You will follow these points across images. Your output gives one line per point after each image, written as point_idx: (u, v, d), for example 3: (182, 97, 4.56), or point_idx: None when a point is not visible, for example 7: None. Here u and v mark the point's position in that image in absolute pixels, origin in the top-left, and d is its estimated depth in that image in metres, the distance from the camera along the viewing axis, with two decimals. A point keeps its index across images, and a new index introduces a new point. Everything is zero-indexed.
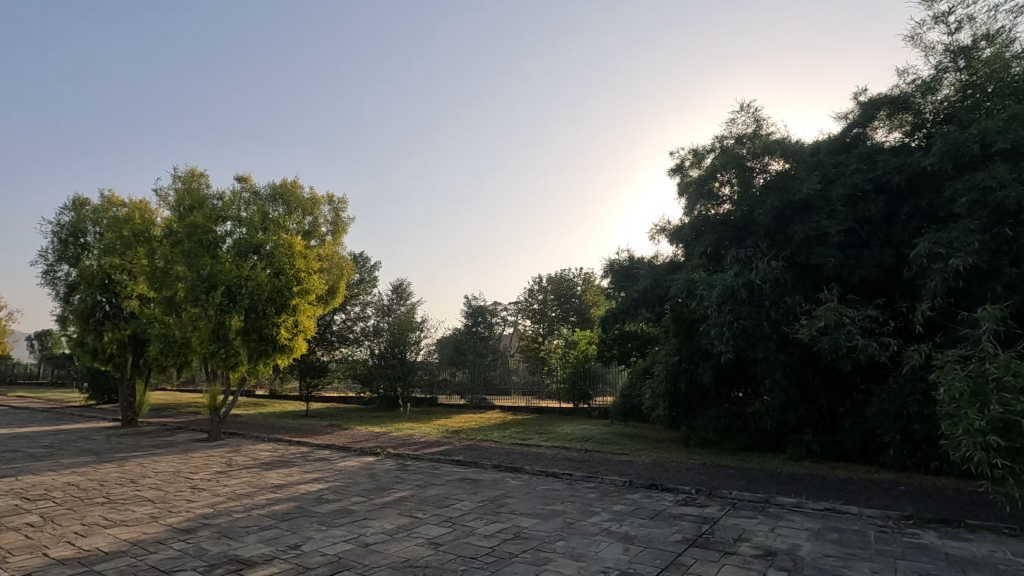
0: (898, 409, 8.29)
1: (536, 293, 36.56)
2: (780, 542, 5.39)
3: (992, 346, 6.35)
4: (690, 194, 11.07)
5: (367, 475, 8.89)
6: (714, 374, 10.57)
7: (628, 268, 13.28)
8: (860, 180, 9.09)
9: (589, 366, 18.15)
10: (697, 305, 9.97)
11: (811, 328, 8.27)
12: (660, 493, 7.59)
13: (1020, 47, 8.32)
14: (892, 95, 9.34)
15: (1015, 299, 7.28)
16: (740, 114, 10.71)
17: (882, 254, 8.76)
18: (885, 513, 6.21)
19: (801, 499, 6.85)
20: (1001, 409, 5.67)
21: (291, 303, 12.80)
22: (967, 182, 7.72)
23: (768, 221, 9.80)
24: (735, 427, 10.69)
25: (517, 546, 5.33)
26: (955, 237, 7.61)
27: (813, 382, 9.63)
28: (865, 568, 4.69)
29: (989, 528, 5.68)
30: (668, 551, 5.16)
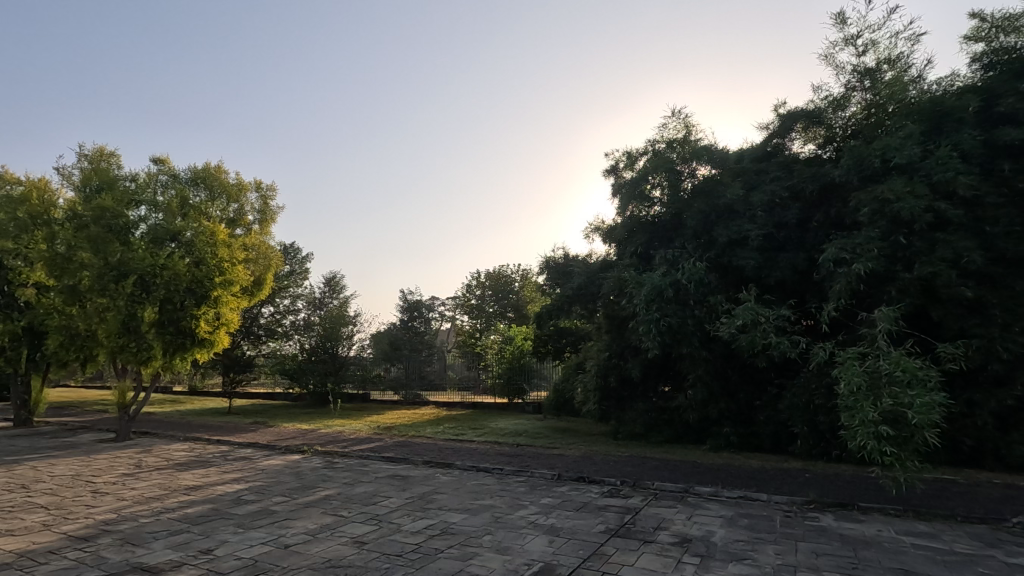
0: (806, 402, 8.92)
1: (474, 289, 36.64)
2: (696, 530, 5.67)
3: (885, 344, 6.94)
4: (623, 194, 11.35)
5: (291, 474, 8.58)
6: (642, 369, 10.97)
7: (564, 265, 13.50)
8: (777, 188, 9.68)
9: (524, 361, 18.36)
10: (628, 303, 10.33)
11: (730, 326, 8.74)
12: (587, 485, 7.80)
13: (916, 72, 9.15)
14: (808, 109, 10.01)
15: (908, 301, 7.98)
16: (672, 119, 11.14)
17: (796, 257, 9.36)
18: (791, 499, 6.68)
19: (717, 488, 7.23)
20: (891, 402, 6.22)
21: (212, 295, 12.07)
22: (870, 193, 8.38)
23: (695, 223, 10.25)
24: (661, 420, 11.15)
25: (443, 541, 5.30)
26: (858, 243, 8.25)
27: (733, 377, 10.16)
28: (771, 551, 5.02)
29: (878, 510, 6.24)
30: (591, 542, 5.30)
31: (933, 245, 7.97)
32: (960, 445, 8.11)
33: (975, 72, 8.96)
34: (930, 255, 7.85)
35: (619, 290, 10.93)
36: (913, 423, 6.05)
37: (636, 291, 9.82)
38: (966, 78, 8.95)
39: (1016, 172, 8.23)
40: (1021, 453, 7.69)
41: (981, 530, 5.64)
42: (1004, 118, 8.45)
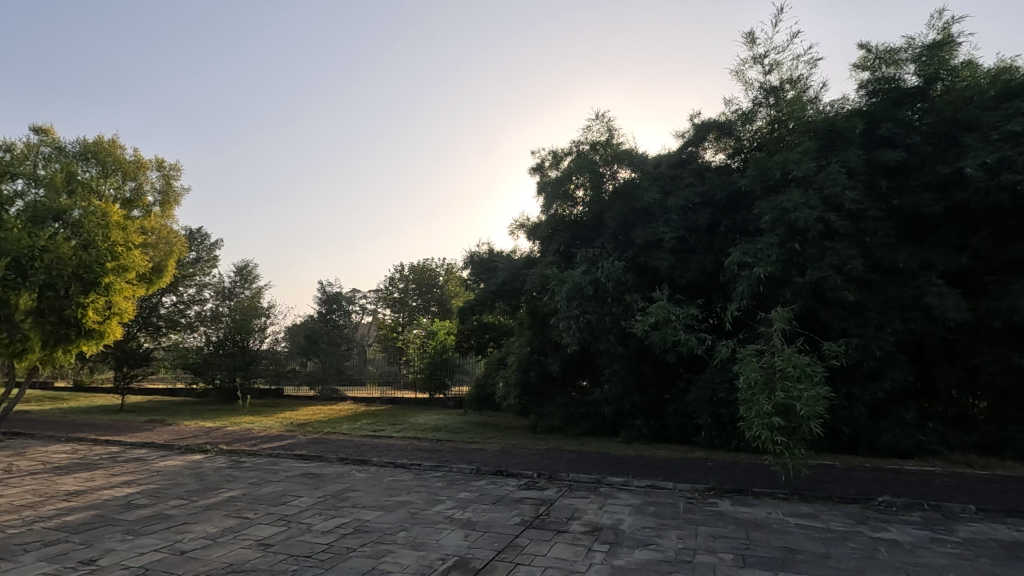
0: (710, 396, 9.52)
1: (397, 282, 35.96)
2: (607, 518, 5.90)
3: (780, 342, 7.53)
4: (548, 193, 11.57)
5: (191, 475, 8.01)
6: (561, 364, 11.24)
7: (488, 261, 13.51)
8: (691, 193, 10.21)
9: (446, 356, 18.27)
10: (549, 300, 10.54)
11: (644, 323, 9.14)
12: (505, 478, 7.89)
13: (813, 93, 9.98)
14: (719, 121, 10.66)
15: (800, 303, 8.72)
16: (596, 122, 11.47)
17: (705, 260, 9.94)
18: (694, 487, 7.12)
19: (628, 478, 7.57)
20: (783, 395, 6.76)
21: (102, 282, 10.90)
22: (771, 203, 9.06)
23: (615, 224, 10.62)
24: (578, 413, 11.50)
25: (356, 540, 5.17)
26: (759, 249, 8.90)
27: (645, 371, 10.62)
28: (674, 536, 5.33)
29: (769, 494, 6.79)
30: (507, 534, 5.38)
31: (823, 253, 8.76)
32: (840, 433, 8.99)
33: (861, 97, 9.90)
34: (820, 262, 8.62)
35: (541, 287, 11.12)
36: (801, 414, 6.62)
37: (558, 288, 10.04)
38: (855, 102, 9.86)
39: (892, 189, 9.22)
40: (888, 440, 8.66)
41: (854, 509, 6.28)
42: (884, 141, 9.41)
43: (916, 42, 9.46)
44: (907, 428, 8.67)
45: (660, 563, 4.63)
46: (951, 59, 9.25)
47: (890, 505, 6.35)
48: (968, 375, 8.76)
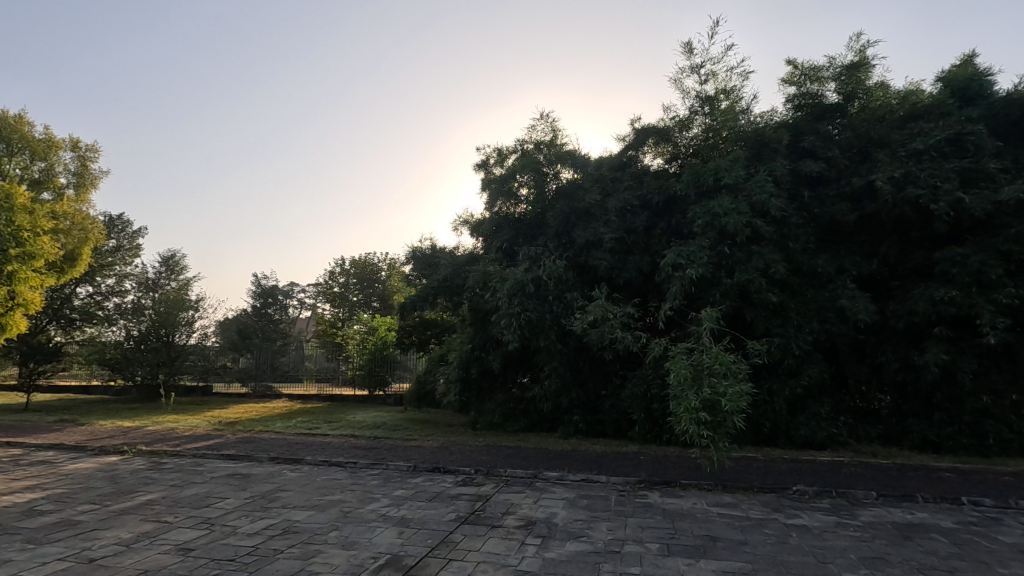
0: (644, 392, 9.86)
1: (338, 276, 35.03)
2: (540, 512, 6.02)
3: (708, 340, 7.89)
4: (492, 190, 11.61)
5: (105, 479, 7.50)
6: (502, 361, 11.35)
7: (430, 257, 13.41)
8: (629, 196, 10.58)
9: (387, 353, 17.96)
10: (491, 297, 10.61)
11: (583, 321, 9.34)
12: (442, 475, 7.88)
13: (745, 104, 10.51)
14: (658, 126, 11.03)
15: (728, 303, 9.18)
16: (540, 122, 11.58)
17: (642, 261, 10.28)
18: (626, 480, 7.37)
19: (563, 472, 7.73)
20: (710, 391, 7.09)
21: (5, 270, 10.05)
22: (704, 208, 9.48)
23: (556, 223, 10.78)
24: (518, 410, 11.62)
25: (284, 541, 5.03)
26: (692, 251, 9.28)
27: (583, 369, 10.91)
28: (604, 527, 5.50)
29: (695, 485, 7.13)
30: (441, 531, 5.37)
31: (749, 256, 9.25)
32: (761, 427, 9.55)
33: (788, 110, 10.48)
34: (747, 265, 9.11)
35: (483, 284, 11.16)
36: (726, 409, 6.98)
37: (500, 285, 10.11)
38: (782, 115, 10.45)
39: (812, 198, 9.85)
40: (804, 432, 9.27)
41: (771, 498, 6.71)
42: (806, 153, 10.04)
43: (837, 61, 10.11)
44: (821, 421, 9.32)
45: (590, 554, 4.77)
46: (866, 79, 9.96)
47: (803, 493, 6.81)
48: (875, 372, 9.51)
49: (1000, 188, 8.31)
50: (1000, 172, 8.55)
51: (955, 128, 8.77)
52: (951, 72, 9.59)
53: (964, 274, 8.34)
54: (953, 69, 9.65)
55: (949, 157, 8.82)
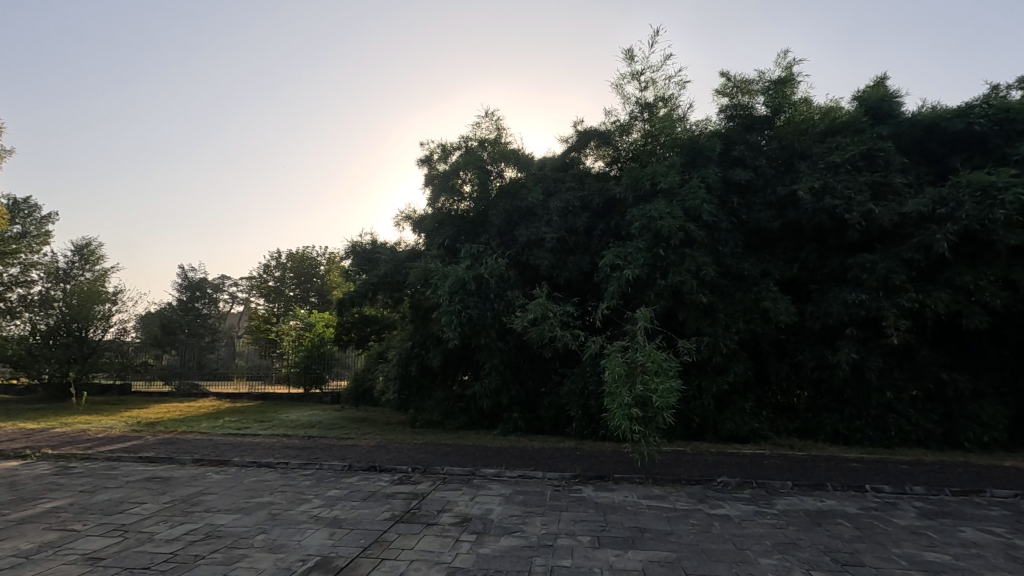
0: (581, 389, 10.11)
1: (273, 269, 33.66)
2: (476, 509, 6.05)
3: (642, 339, 8.17)
4: (435, 186, 11.51)
5: (2, 486, 6.87)
6: (442, 358, 11.30)
7: (371, 252, 13.10)
8: (571, 197, 10.76)
9: (324, 350, 17.45)
10: (432, 294, 10.52)
11: (523, 319, 9.44)
12: (378, 474, 7.74)
13: (681, 112, 10.95)
14: (600, 130, 11.30)
15: (661, 304, 9.53)
16: (485, 120, 11.58)
17: (582, 260, 10.49)
18: (561, 475, 7.52)
19: (501, 469, 7.80)
20: (642, 388, 7.34)
21: None
22: (641, 211, 9.81)
23: (499, 221, 10.81)
24: (457, 407, 11.60)
25: (206, 546, 4.80)
26: (629, 252, 9.56)
27: (523, 366, 11.03)
28: (538, 522, 5.60)
29: (627, 479, 7.38)
30: (374, 530, 5.29)
31: (682, 259, 9.65)
32: (691, 422, 9.99)
33: (721, 120, 10.98)
34: (680, 267, 9.50)
35: (424, 281, 11.06)
36: (656, 405, 7.25)
37: (441, 282, 10.02)
38: (715, 124, 10.95)
39: (741, 205, 10.39)
40: (729, 426, 9.79)
41: (697, 489, 7.04)
42: (736, 161, 10.57)
43: (766, 76, 10.70)
44: (745, 416, 9.86)
45: (523, 549, 4.84)
46: (792, 94, 10.62)
47: (726, 485, 7.19)
48: (794, 369, 10.16)
49: (905, 201, 9.06)
50: (905, 187, 9.31)
51: (868, 144, 9.48)
52: (865, 92, 10.37)
53: (872, 279, 9.04)
54: (867, 89, 10.44)
55: (862, 171, 9.52)
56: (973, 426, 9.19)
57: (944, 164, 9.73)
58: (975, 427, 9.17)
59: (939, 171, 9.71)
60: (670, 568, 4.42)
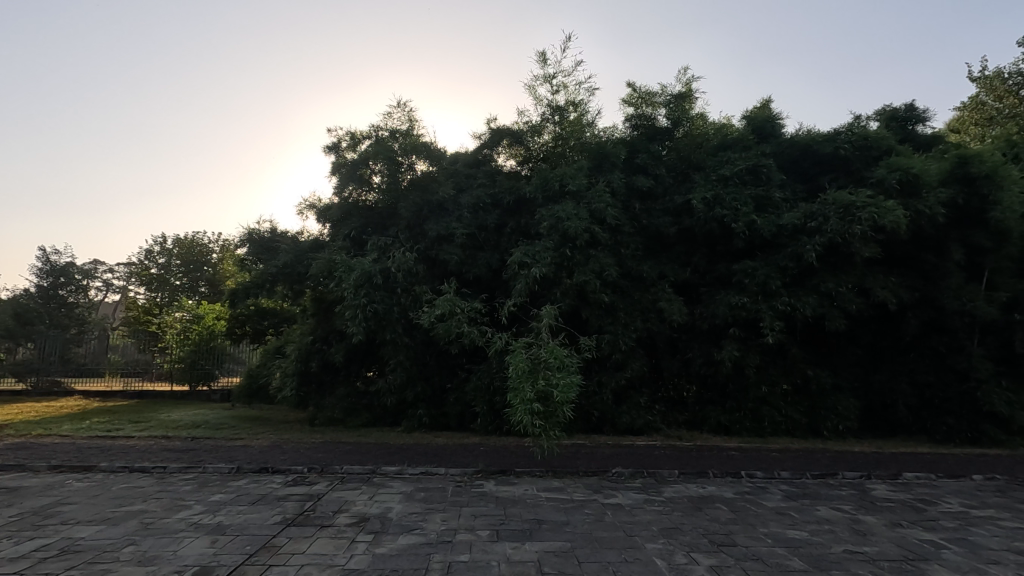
0: (488, 384, 10.19)
1: (157, 256, 30.70)
2: (375, 508, 5.90)
3: (546, 336, 8.38)
4: (342, 175, 11.05)
5: None
6: (345, 354, 10.88)
7: (270, 240, 12.27)
8: (482, 194, 10.79)
9: (215, 345, 16.19)
10: (336, 287, 10.11)
11: (430, 315, 9.35)
12: (269, 476, 7.31)
13: (590, 117, 11.34)
14: (513, 129, 11.43)
15: (566, 302, 9.83)
16: (397, 110, 11.29)
17: (491, 257, 10.54)
18: (464, 471, 7.54)
19: (402, 466, 7.67)
20: (544, 384, 7.53)
21: None
22: (549, 211, 10.07)
23: (408, 215, 10.60)
24: (360, 404, 11.25)
25: (61, 563, 4.29)
26: (537, 251, 9.77)
27: (429, 362, 10.89)
28: (438, 519, 5.57)
29: (528, 473, 7.55)
30: (262, 535, 4.99)
31: (587, 259, 10.02)
32: (590, 416, 10.41)
33: (626, 128, 11.51)
34: (585, 267, 9.87)
35: (328, 273, 10.60)
36: (557, 400, 7.47)
37: (345, 275, 9.68)
38: (621, 132, 11.46)
39: (642, 210, 10.96)
40: (626, 420, 10.33)
41: (593, 480, 7.36)
42: (639, 169, 11.14)
43: (668, 90, 11.35)
44: (640, 410, 10.44)
45: (421, 546, 4.80)
46: (690, 110, 11.37)
47: (620, 475, 7.57)
48: (684, 366, 10.89)
49: (782, 214, 10.01)
50: (782, 201, 10.28)
51: (753, 161, 10.35)
52: (753, 113, 11.32)
53: (753, 284, 9.89)
54: (755, 110, 11.41)
55: (748, 185, 10.36)
56: (831, 416, 10.41)
57: (815, 182, 10.85)
58: (833, 417, 10.40)
59: (811, 189, 10.82)
60: (564, 557, 4.58)
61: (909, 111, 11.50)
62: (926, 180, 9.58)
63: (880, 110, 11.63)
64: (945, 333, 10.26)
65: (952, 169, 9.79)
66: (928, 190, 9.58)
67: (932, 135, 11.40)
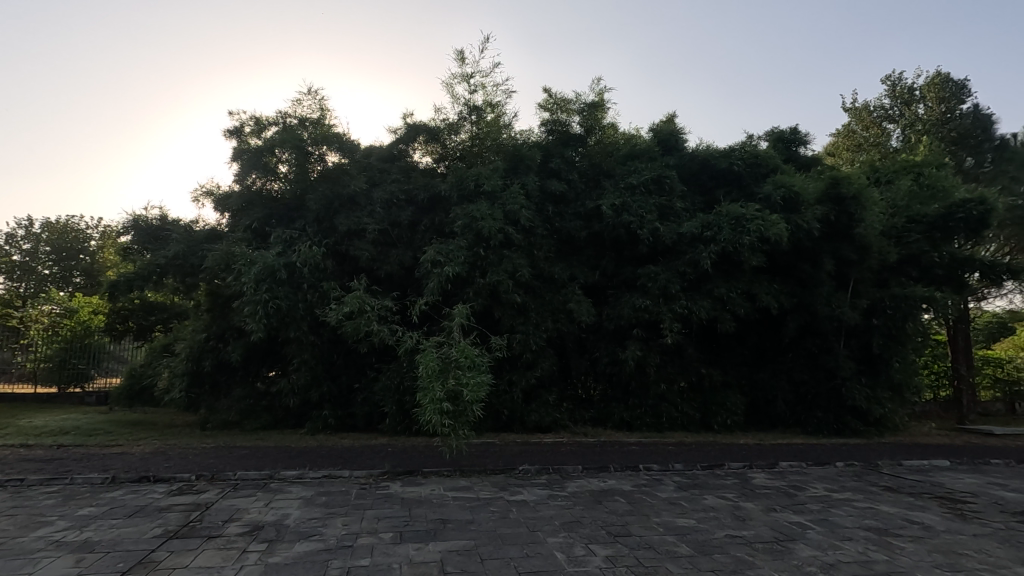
0: (397, 384, 9.99)
1: (20, 241, 27.14)
2: (270, 515, 5.60)
3: (457, 336, 8.36)
4: (244, 162, 10.37)
5: None
6: (243, 353, 10.23)
7: (158, 228, 11.24)
8: (396, 189, 10.57)
9: (90, 342, 14.60)
10: (234, 281, 9.47)
11: (338, 312, 9.01)
12: (151, 486, 6.71)
13: (507, 119, 11.48)
14: (429, 126, 11.31)
15: (479, 302, 9.87)
16: (307, 98, 10.80)
17: (404, 254, 10.35)
18: (369, 473, 7.36)
19: (302, 470, 7.33)
20: (454, 383, 7.52)
21: None
22: (464, 210, 10.07)
23: (317, 207, 10.15)
24: (259, 406, 10.62)
25: None
26: (450, 250, 9.73)
27: (337, 361, 10.51)
28: (339, 523, 5.38)
29: (436, 473, 7.50)
30: (137, 550, 4.57)
31: (500, 259, 10.12)
32: (500, 415, 10.54)
33: (542, 132, 11.76)
34: (498, 267, 9.96)
35: (226, 266, 9.89)
36: (466, 399, 7.47)
37: (246, 268, 9.11)
38: (537, 135, 11.68)
39: (555, 214, 11.26)
40: (535, 417, 10.55)
41: (499, 478, 7.46)
42: (553, 173, 11.43)
43: (582, 98, 11.74)
44: (548, 408, 10.71)
45: (319, 552, 4.62)
46: (602, 119, 11.83)
47: (527, 472, 7.72)
48: (591, 365, 11.32)
49: (682, 223, 10.67)
50: (683, 211, 10.96)
51: (658, 171, 10.96)
52: (660, 126, 12.00)
53: (656, 288, 10.45)
54: (661, 123, 12.09)
55: (653, 194, 10.96)
56: (721, 411, 11.26)
57: (712, 194, 11.67)
58: (722, 412, 11.25)
59: (708, 201, 11.63)
60: (467, 556, 4.60)
61: (794, 134, 12.69)
62: (804, 197, 10.62)
63: (769, 131, 12.75)
64: (817, 336, 11.43)
65: (827, 189, 10.92)
66: (806, 207, 10.64)
67: (812, 157, 12.66)
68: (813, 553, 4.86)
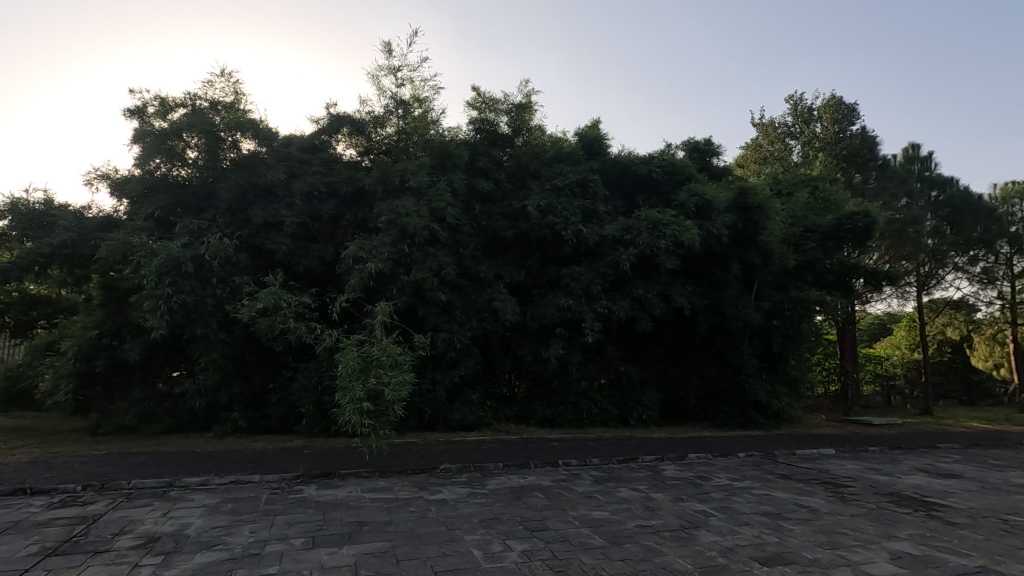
0: (315, 384, 9.63)
1: None
2: (168, 526, 5.21)
3: (379, 334, 8.16)
4: (146, 146, 9.58)
5: None
6: (142, 351, 9.47)
7: (43, 213, 10.15)
8: (317, 181, 10.17)
9: None
10: (132, 274, 8.73)
11: (250, 309, 8.53)
12: (27, 499, 6.05)
13: (435, 115, 11.35)
14: (354, 117, 10.96)
15: (403, 299, 9.70)
16: (220, 80, 10.15)
17: (324, 249, 9.98)
18: (282, 476, 7.04)
19: (207, 476, 6.88)
20: (375, 382, 7.34)
21: None
22: (388, 205, 9.86)
23: (229, 197, 9.57)
24: (160, 408, 9.86)
25: None
26: (373, 246, 9.49)
27: (250, 360, 9.97)
28: (245, 531, 5.11)
29: (354, 474, 7.30)
30: (8, 571, 4.10)
31: (425, 257, 10.01)
32: (423, 414, 10.43)
33: (470, 131, 11.76)
34: (423, 265, 9.84)
35: (123, 258, 9.08)
36: (387, 399, 7.32)
37: (146, 260, 8.42)
38: (465, 133, 11.67)
39: (482, 212, 11.29)
40: (458, 416, 10.52)
41: (420, 477, 7.39)
42: (481, 172, 11.45)
43: (510, 99, 11.84)
44: (472, 406, 10.72)
45: (222, 563, 4.36)
46: (529, 120, 11.98)
47: (448, 471, 7.70)
48: (515, 364, 11.45)
49: (604, 226, 11.01)
50: (605, 214, 11.33)
51: (582, 175, 11.26)
52: (585, 130, 12.34)
53: (578, 288, 10.73)
54: (587, 128, 12.44)
55: (577, 196, 11.26)
56: (637, 407, 11.76)
57: (632, 199, 12.16)
58: (639, 408, 11.75)
59: (629, 205, 12.10)
60: (382, 558, 4.51)
61: (707, 145, 13.47)
62: (715, 205, 11.30)
63: (686, 141, 13.46)
64: (725, 335, 12.20)
65: (735, 198, 11.68)
66: (717, 214, 11.33)
67: (723, 167, 13.50)
68: (715, 538, 5.18)
